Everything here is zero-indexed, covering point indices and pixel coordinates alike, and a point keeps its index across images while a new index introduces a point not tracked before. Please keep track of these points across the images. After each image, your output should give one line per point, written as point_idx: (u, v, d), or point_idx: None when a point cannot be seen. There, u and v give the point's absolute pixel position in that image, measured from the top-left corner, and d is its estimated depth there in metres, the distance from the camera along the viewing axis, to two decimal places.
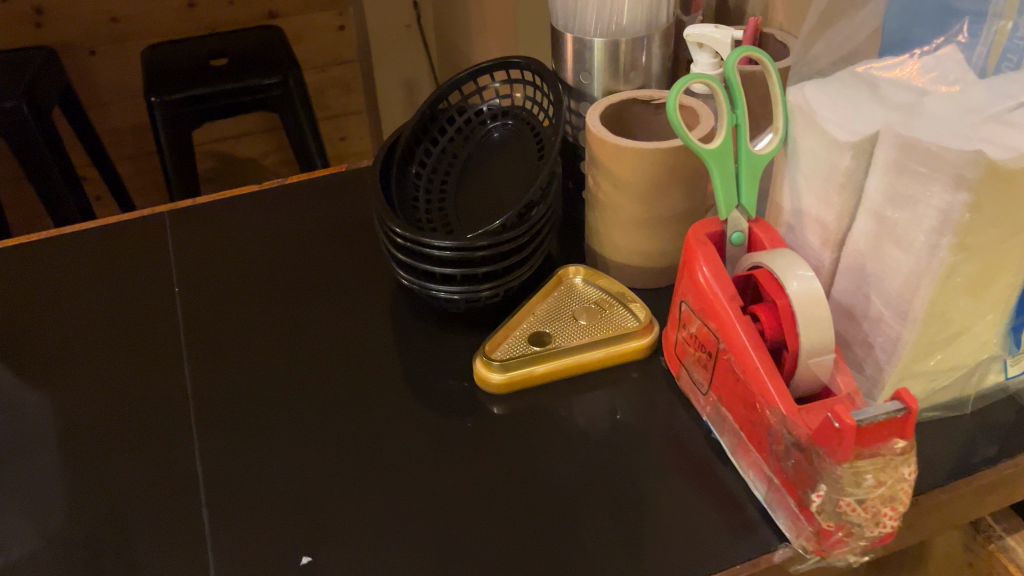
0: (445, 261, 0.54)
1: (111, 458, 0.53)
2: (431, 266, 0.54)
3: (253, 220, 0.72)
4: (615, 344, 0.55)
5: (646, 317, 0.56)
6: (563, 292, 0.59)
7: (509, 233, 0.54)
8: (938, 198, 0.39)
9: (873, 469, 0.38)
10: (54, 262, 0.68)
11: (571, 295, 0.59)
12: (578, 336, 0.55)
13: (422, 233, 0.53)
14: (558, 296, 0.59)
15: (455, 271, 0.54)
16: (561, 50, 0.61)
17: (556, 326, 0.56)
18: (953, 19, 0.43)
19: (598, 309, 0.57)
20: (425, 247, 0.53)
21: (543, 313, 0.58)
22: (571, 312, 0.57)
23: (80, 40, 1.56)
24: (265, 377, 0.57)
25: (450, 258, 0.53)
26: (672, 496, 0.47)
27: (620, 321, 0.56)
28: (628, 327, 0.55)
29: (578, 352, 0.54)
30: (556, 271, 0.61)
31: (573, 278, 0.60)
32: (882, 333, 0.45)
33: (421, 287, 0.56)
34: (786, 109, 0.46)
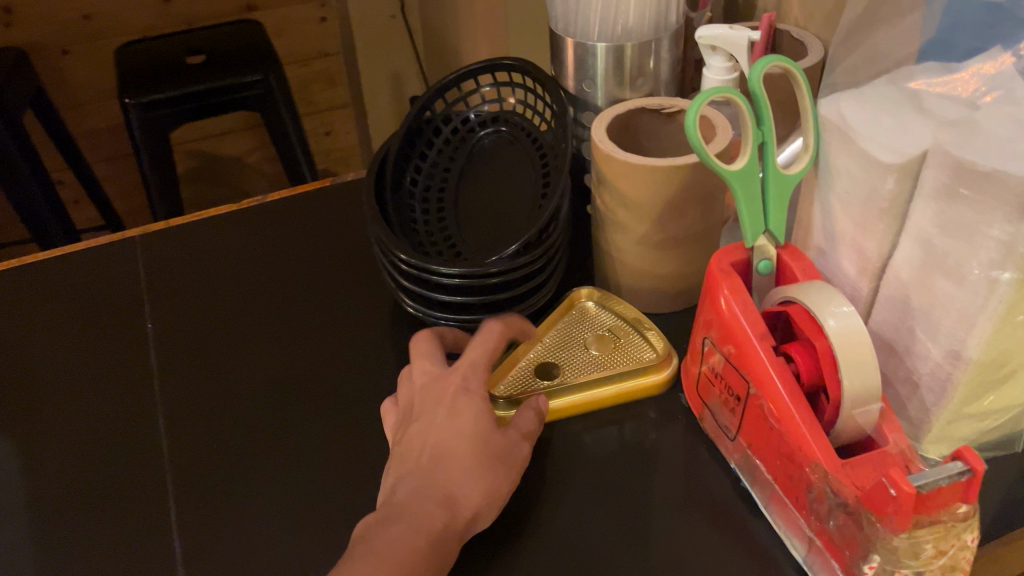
0: (456, 287, 0.49)
1: (80, 516, 0.48)
2: (441, 294, 0.50)
3: (230, 240, 0.67)
4: (632, 378, 0.50)
5: (664, 349, 0.51)
6: (575, 316, 0.55)
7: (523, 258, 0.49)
8: (998, 229, 0.34)
9: (932, 539, 0.34)
10: (17, 293, 0.63)
11: (583, 322, 0.54)
12: (591, 369, 0.51)
13: (427, 259, 0.48)
14: (568, 321, 0.54)
15: (466, 298, 0.49)
16: (562, 55, 0.57)
17: (567, 357, 0.52)
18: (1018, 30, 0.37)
19: (613, 338, 0.53)
20: (431, 274, 0.49)
21: (551, 340, 0.53)
22: (582, 340, 0.53)
23: (51, 39, 1.49)
24: (249, 420, 0.52)
25: (462, 285, 0.49)
26: (699, 552, 0.42)
27: (636, 353, 0.52)
28: (645, 361, 0.51)
29: (593, 387, 0.50)
30: (566, 294, 0.56)
31: (585, 300, 0.55)
32: (929, 372, 0.40)
33: (428, 317, 0.51)
34: (817, 124, 0.41)
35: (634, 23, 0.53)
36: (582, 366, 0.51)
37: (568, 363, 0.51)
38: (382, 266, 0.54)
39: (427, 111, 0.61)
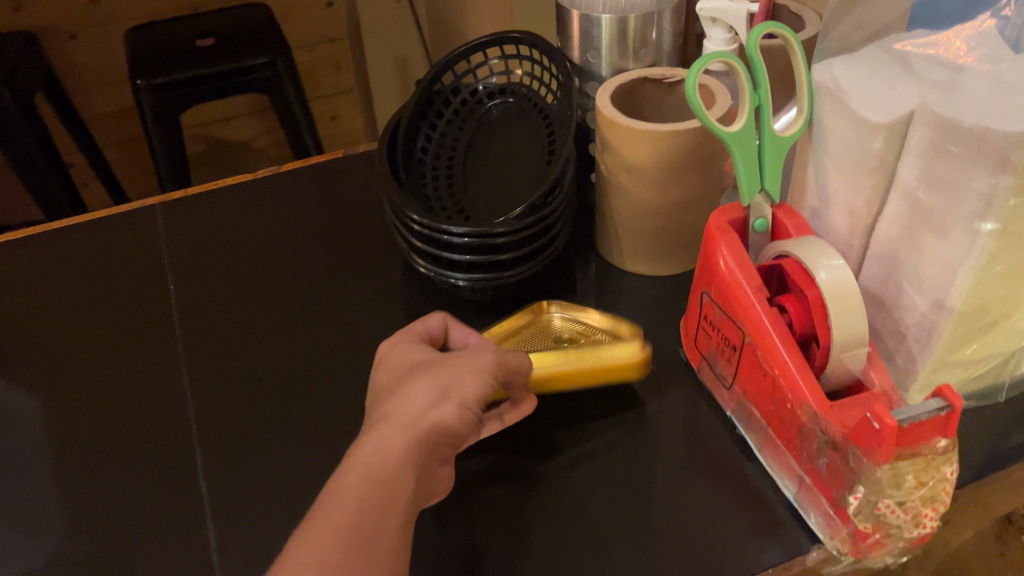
0: (465, 248, 0.52)
1: (110, 463, 0.50)
2: (451, 254, 0.52)
3: (243, 211, 0.69)
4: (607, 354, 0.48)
5: (633, 335, 0.50)
6: (538, 325, 0.52)
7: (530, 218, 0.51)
8: (979, 182, 0.37)
9: (914, 470, 0.36)
10: (43, 259, 0.66)
11: (549, 328, 0.52)
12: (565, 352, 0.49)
13: (438, 220, 0.51)
14: (531, 330, 0.52)
15: (476, 258, 0.52)
16: (567, 26, 0.59)
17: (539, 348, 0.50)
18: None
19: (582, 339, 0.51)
20: (442, 235, 0.51)
21: (515, 341, 0.51)
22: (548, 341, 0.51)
23: (61, 24, 1.51)
24: (268, 379, 0.55)
25: (471, 245, 0.51)
26: (697, 494, 0.45)
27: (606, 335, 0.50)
28: (615, 343, 0.49)
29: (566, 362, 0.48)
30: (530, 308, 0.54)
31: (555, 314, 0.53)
32: (915, 323, 0.43)
33: (440, 276, 0.54)
34: (811, 88, 0.43)
35: None
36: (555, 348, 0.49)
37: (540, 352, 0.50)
38: (395, 229, 0.56)
39: (437, 83, 0.63)
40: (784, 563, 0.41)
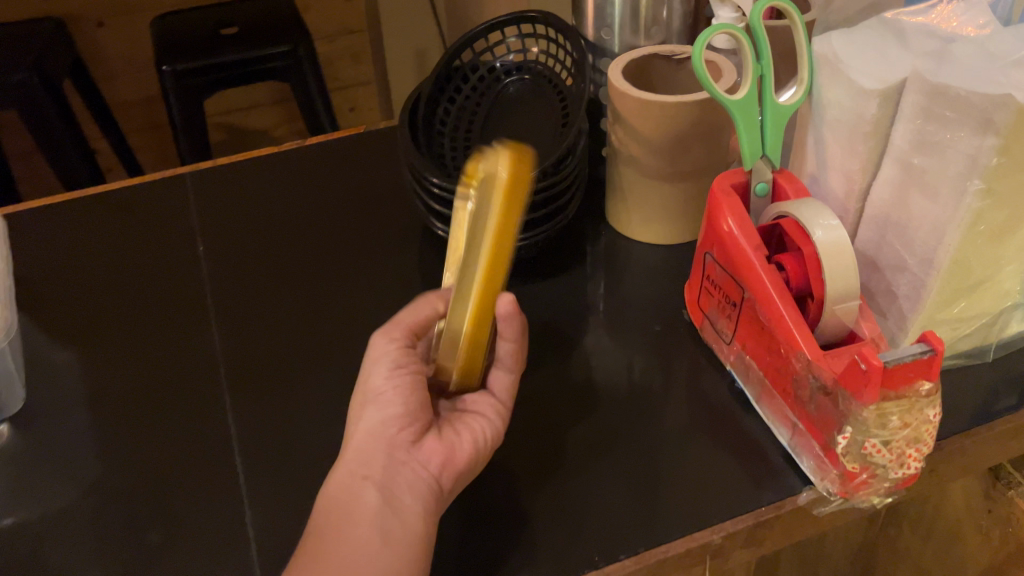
0: None
1: (142, 409, 0.53)
2: None
3: (269, 182, 0.72)
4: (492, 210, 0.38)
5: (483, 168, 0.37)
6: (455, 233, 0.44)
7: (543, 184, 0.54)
8: (966, 143, 0.39)
9: (899, 412, 0.38)
10: (78, 224, 0.69)
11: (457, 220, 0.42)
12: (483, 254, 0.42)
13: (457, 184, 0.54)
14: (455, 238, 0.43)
15: None
16: (583, 5, 0.63)
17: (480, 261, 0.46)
18: None
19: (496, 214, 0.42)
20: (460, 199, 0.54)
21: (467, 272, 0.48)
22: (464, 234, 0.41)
23: (89, 11, 1.55)
24: (291, 336, 0.58)
25: None
26: (697, 443, 0.47)
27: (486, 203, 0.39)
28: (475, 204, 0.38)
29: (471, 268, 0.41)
30: None
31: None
32: (906, 281, 0.45)
33: None
34: (811, 59, 0.46)
35: None
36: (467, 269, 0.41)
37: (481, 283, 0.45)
38: (415, 195, 0.59)
39: (456, 60, 0.65)
40: (779, 503, 0.43)
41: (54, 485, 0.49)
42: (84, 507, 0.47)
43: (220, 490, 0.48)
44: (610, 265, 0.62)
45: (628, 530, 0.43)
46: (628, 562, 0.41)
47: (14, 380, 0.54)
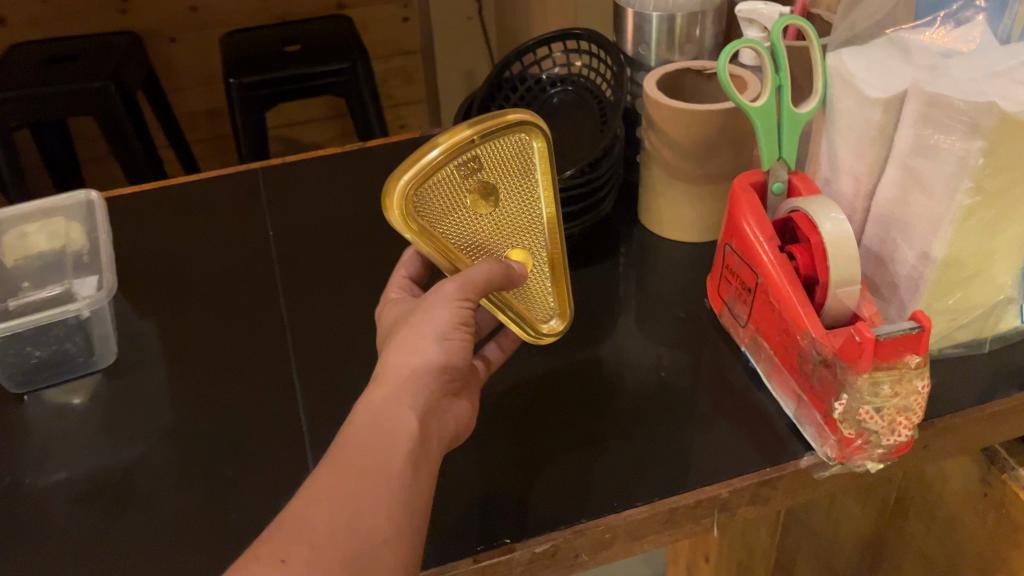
0: None
1: (217, 370, 0.60)
2: None
3: (334, 179, 0.80)
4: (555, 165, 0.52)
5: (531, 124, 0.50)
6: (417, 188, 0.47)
7: (580, 180, 0.61)
8: (957, 146, 0.44)
9: (889, 380, 0.43)
10: (163, 212, 0.77)
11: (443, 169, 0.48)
12: (516, 203, 0.53)
13: None
14: (432, 217, 0.49)
15: None
16: (623, 22, 0.69)
17: (471, 229, 0.51)
18: None
19: (475, 158, 0.49)
20: None
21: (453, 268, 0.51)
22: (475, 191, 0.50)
23: (164, 27, 1.65)
24: (349, 310, 0.64)
25: None
26: (715, 416, 0.53)
27: (520, 149, 0.51)
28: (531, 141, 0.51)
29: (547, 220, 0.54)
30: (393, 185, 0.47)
31: (404, 186, 0.46)
32: (905, 273, 0.50)
33: None
34: (824, 72, 0.51)
35: None
36: (531, 206, 0.53)
37: (512, 232, 0.53)
38: None
39: (506, 72, 0.72)
40: (782, 466, 0.48)
41: (141, 426, 0.56)
42: (167, 449, 0.54)
43: (285, 435, 0.54)
44: (641, 260, 0.68)
45: (645, 484, 0.48)
46: (642, 507, 0.47)
47: (107, 339, 0.61)
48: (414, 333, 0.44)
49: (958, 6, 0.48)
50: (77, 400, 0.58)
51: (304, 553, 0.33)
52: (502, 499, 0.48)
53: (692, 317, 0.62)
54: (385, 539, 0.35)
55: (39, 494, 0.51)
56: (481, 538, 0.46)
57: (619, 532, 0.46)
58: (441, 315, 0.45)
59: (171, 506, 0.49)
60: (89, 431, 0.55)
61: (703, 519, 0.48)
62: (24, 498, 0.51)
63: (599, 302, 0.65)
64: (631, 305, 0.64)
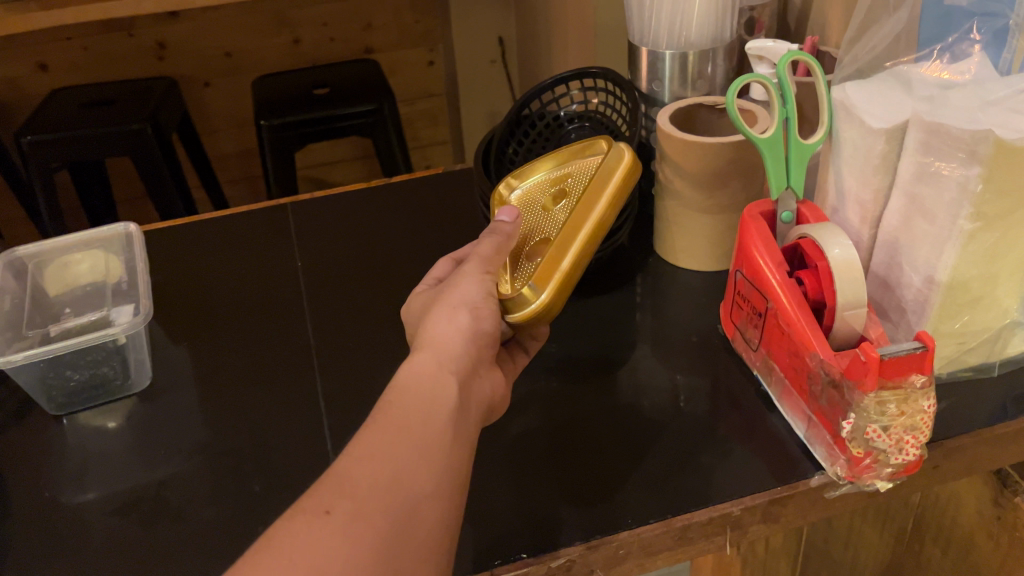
0: None
1: (246, 394, 0.62)
2: None
3: (360, 212, 0.83)
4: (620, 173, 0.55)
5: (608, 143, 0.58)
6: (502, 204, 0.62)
7: None
8: (957, 173, 0.45)
9: (896, 400, 0.44)
10: (197, 246, 0.80)
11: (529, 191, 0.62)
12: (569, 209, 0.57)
13: None
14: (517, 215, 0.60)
15: None
16: (637, 60, 0.72)
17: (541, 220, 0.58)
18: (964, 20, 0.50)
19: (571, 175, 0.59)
20: None
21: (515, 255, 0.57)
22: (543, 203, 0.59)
23: (198, 72, 1.72)
24: (373, 335, 0.66)
25: None
26: (728, 439, 0.54)
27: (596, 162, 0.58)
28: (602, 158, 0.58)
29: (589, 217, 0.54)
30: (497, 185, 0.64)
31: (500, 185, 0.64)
32: (913, 297, 0.51)
33: None
34: (830, 105, 0.53)
35: (695, 38, 0.67)
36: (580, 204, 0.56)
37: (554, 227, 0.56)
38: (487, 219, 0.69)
39: (525, 109, 0.75)
40: (793, 485, 0.50)
41: (173, 446, 0.58)
42: (197, 468, 0.56)
43: (311, 454, 0.56)
44: (656, 287, 0.70)
45: (660, 501, 0.50)
46: (656, 524, 0.48)
47: (142, 363, 0.64)
48: (447, 303, 0.49)
49: (954, 39, 0.51)
50: (111, 423, 0.60)
51: (347, 504, 0.35)
52: (521, 518, 0.50)
53: (706, 342, 0.63)
54: (428, 495, 0.38)
55: (76, 509, 0.53)
56: (498, 553, 0.48)
57: (634, 548, 0.48)
58: (472, 288, 0.50)
59: (202, 520, 0.51)
60: (124, 450, 0.58)
61: (715, 537, 0.50)
62: (62, 514, 0.53)
63: (616, 329, 0.66)
64: (646, 331, 0.66)
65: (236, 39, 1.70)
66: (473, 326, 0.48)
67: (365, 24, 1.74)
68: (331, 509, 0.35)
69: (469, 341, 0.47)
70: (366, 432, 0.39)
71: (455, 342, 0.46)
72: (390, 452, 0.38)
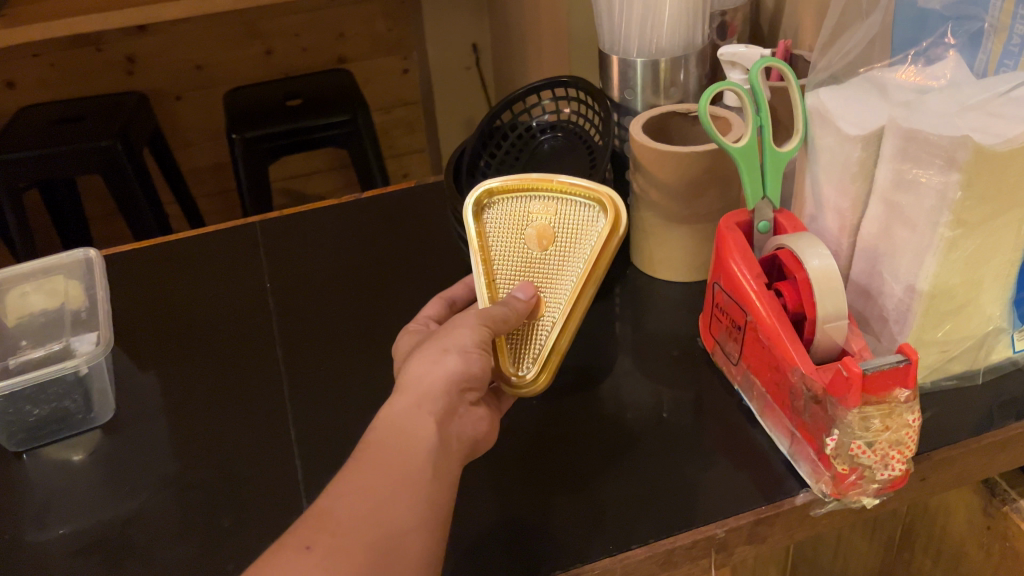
0: None
1: (215, 423, 0.60)
2: None
3: (332, 229, 0.81)
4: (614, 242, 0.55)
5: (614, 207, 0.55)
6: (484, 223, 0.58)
7: None
8: (936, 179, 0.44)
9: (880, 415, 0.43)
10: (164, 267, 0.78)
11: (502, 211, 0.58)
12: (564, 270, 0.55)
13: None
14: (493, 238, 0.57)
15: None
16: (609, 69, 0.71)
17: (515, 261, 0.56)
18: (939, 23, 0.49)
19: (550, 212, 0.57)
20: None
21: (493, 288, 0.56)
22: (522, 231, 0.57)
23: (168, 86, 1.69)
24: (346, 359, 0.65)
25: None
26: (712, 457, 0.52)
27: (590, 223, 0.56)
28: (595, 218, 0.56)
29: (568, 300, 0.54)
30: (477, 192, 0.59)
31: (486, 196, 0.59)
32: (894, 306, 0.50)
33: None
34: (804, 112, 0.52)
35: (666, 44, 0.66)
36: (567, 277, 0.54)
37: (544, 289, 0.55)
38: (459, 233, 0.68)
39: (497, 120, 0.73)
40: (778, 503, 0.49)
41: (138, 480, 0.56)
42: (164, 504, 0.54)
43: (283, 486, 0.54)
44: (635, 299, 0.69)
45: (643, 523, 0.48)
46: (640, 549, 0.47)
47: (105, 394, 0.62)
48: (438, 344, 0.47)
49: (928, 43, 0.50)
50: (76, 456, 0.58)
51: (328, 539, 0.35)
52: (499, 544, 0.48)
53: (687, 355, 0.62)
54: (409, 530, 0.38)
55: (39, 549, 0.51)
56: None
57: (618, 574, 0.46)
58: (465, 334, 0.47)
59: (170, 559, 0.49)
60: (88, 486, 0.56)
61: (700, 559, 0.48)
62: (24, 555, 0.51)
63: (594, 342, 0.65)
64: (626, 344, 0.64)
65: (206, 52, 1.67)
66: (459, 369, 0.45)
67: (338, 34, 1.72)
68: (309, 544, 0.35)
69: (452, 386, 0.45)
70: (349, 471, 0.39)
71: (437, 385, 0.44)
72: (373, 493, 0.38)
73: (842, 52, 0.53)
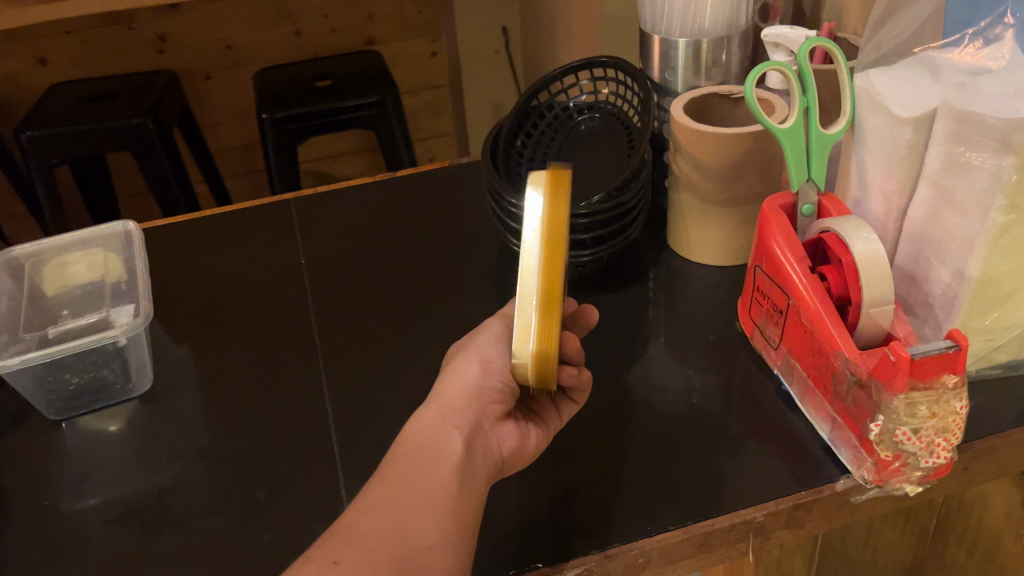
0: None
1: (249, 397, 0.60)
2: None
3: (365, 207, 0.81)
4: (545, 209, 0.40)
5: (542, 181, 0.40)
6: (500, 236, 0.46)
7: (609, 204, 0.61)
8: (989, 163, 0.43)
9: (927, 401, 0.42)
10: (200, 241, 0.78)
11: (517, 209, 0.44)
12: None
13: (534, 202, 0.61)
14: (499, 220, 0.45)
15: None
16: (649, 49, 0.70)
17: None
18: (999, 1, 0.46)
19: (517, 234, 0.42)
20: None
21: None
22: None
23: (198, 66, 1.69)
24: (379, 338, 0.65)
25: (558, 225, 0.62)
26: (751, 442, 0.52)
27: None
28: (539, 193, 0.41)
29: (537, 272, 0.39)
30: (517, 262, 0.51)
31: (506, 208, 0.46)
32: (940, 292, 0.49)
33: None
34: (853, 93, 0.52)
35: (709, 25, 0.65)
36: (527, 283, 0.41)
37: None
38: (493, 210, 0.68)
39: (534, 100, 0.73)
40: (817, 489, 0.48)
41: (173, 452, 0.56)
42: (200, 477, 0.54)
43: (317, 461, 0.54)
44: (670, 282, 0.68)
45: (679, 507, 0.48)
46: (676, 531, 0.46)
47: (144, 365, 0.62)
48: (460, 357, 0.47)
49: (986, 23, 0.47)
50: (113, 427, 0.59)
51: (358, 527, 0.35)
52: (535, 525, 0.48)
53: (724, 339, 0.62)
54: (433, 544, 0.37)
55: (75, 517, 0.52)
56: (513, 563, 0.46)
57: (653, 556, 0.46)
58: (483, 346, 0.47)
59: (206, 530, 0.50)
60: (124, 456, 0.56)
61: (737, 544, 0.48)
62: (63, 522, 0.51)
63: (629, 325, 0.64)
64: (661, 327, 0.64)
65: (237, 31, 1.67)
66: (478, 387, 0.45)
67: (367, 16, 1.72)
68: (333, 567, 0.34)
69: (474, 400, 0.44)
70: (369, 488, 0.39)
71: (460, 399, 0.44)
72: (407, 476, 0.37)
73: (895, 32, 0.52)
